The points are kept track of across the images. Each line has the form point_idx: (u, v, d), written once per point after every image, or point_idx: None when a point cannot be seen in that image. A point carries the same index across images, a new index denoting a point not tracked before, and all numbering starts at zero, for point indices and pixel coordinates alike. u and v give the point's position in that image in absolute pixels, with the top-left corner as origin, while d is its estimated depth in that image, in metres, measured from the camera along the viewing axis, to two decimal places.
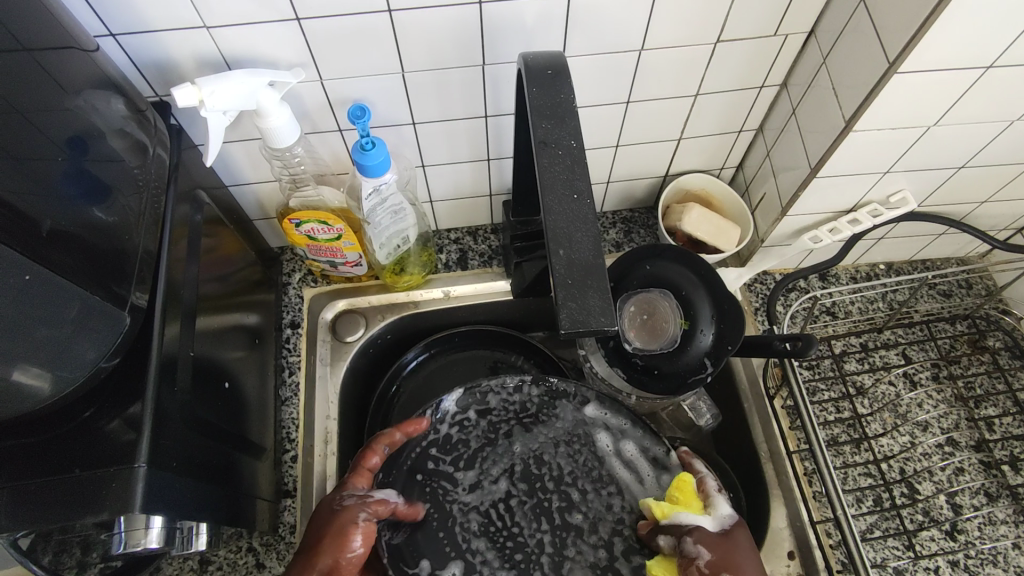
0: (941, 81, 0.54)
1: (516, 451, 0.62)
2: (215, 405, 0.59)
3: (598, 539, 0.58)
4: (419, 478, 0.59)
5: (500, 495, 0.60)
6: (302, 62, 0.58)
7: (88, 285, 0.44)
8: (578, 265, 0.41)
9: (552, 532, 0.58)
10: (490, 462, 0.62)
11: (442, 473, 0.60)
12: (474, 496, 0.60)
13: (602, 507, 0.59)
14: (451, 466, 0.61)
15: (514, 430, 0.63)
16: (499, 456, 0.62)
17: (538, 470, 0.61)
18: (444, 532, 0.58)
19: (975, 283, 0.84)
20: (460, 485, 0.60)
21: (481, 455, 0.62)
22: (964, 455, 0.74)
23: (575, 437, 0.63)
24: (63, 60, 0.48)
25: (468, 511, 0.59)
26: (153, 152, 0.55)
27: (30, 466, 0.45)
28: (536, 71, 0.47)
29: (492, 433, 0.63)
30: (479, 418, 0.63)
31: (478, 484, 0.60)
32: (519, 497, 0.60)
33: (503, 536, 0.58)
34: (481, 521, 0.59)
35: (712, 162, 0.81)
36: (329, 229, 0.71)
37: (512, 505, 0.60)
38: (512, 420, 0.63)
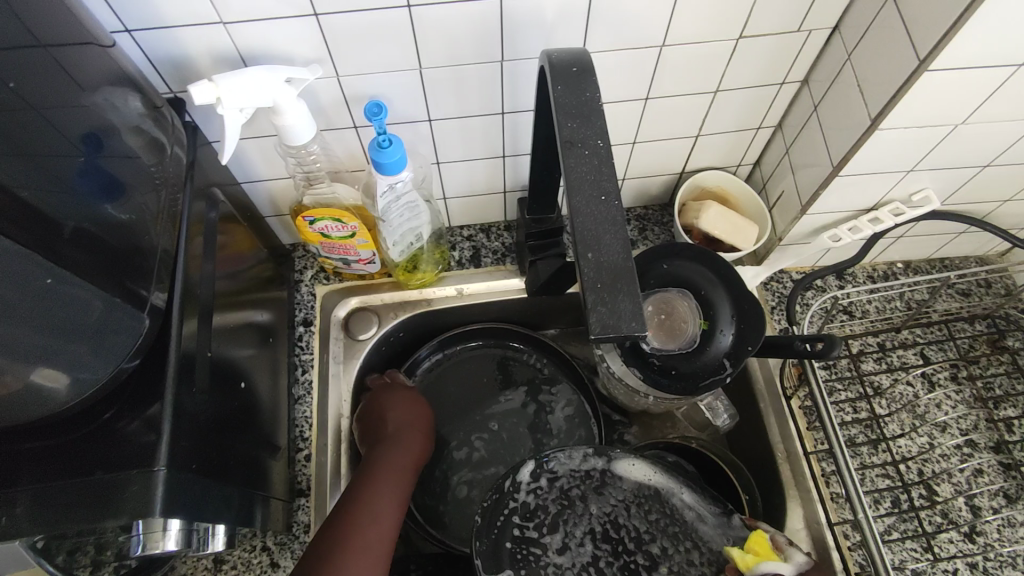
0: (972, 79, 0.53)
1: (597, 515, 0.59)
2: (231, 405, 0.59)
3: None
4: (509, 547, 0.57)
5: (588, 559, 0.57)
6: (319, 58, 0.58)
7: (108, 287, 0.43)
8: (608, 269, 0.40)
9: None
10: (572, 525, 0.59)
11: (527, 538, 0.58)
12: (565, 558, 0.57)
13: (685, 561, 0.56)
14: (536, 532, 0.58)
15: (586, 492, 0.60)
16: (579, 518, 0.59)
17: (618, 533, 0.58)
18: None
19: (994, 283, 0.83)
20: (550, 548, 0.57)
21: (560, 517, 0.59)
22: (983, 457, 0.74)
23: (652, 494, 0.60)
24: (81, 57, 0.47)
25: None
26: (169, 150, 0.55)
27: (49, 468, 0.44)
28: (561, 68, 0.46)
29: (565, 497, 0.60)
30: (556, 486, 0.60)
31: (566, 546, 0.58)
32: (607, 560, 0.57)
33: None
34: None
35: (729, 159, 0.80)
36: (344, 227, 0.70)
37: (600, 573, 0.57)
38: (589, 481, 0.60)
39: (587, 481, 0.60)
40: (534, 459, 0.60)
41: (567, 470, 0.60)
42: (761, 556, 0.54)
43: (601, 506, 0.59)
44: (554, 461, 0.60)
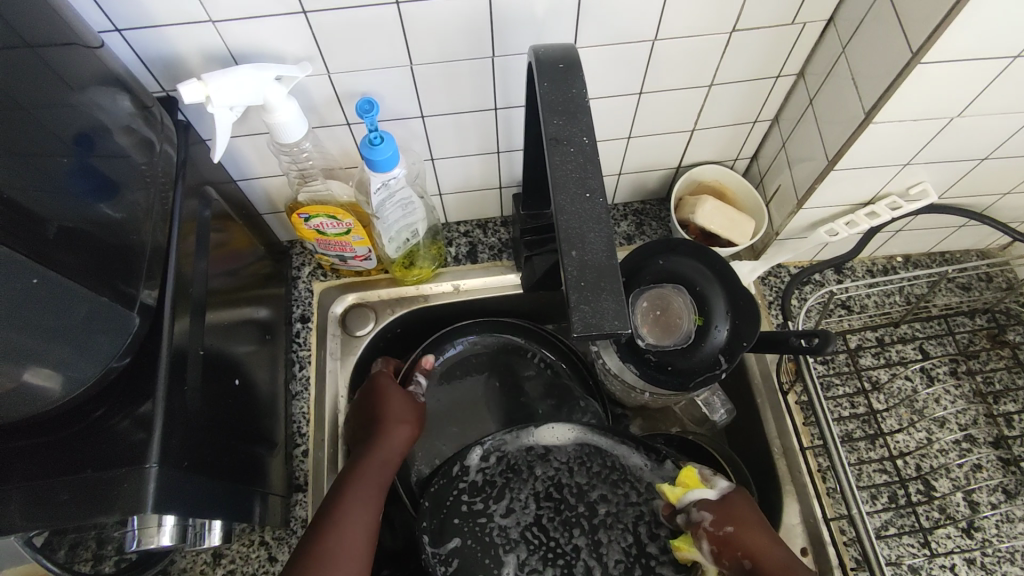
0: (966, 71, 0.52)
1: (539, 480, 0.63)
2: (226, 401, 0.59)
3: (622, 530, 0.61)
4: (457, 522, 0.62)
5: (532, 518, 0.62)
6: (310, 56, 0.58)
7: (97, 287, 0.44)
8: (591, 266, 0.40)
9: (586, 538, 0.61)
10: (516, 489, 0.63)
11: (474, 504, 0.62)
12: (510, 519, 0.62)
13: (623, 503, 0.62)
14: (481, 503, 0.62)
15: (529, 457, 0.64)
16: (523, 483, 0.63)
17: (561, 490, 0.63)
18: (490, 560, 0.61)
19: (996, 276, 0.82)
20: (495, 513, 0.62)
21: (506, 485, 0.63)
22: (982, 452, 0.73)
23: (591, 451, 0.64)
24: (69, 58, 0.48)
25: (503, 537, 0.61)
26: (160, 149, 0.55)
27: (42, 465, 0.45)
28: (547, 65, 0.46)
29: (509, 467, 0.63)
30: (498, 460, 0.63)
31: (511, 510, 0.62)
32: (550, 516, 0.62)
33: (546, 552, 0.61)
34: (513, 544, 0.61)
35: (726, 153, 0.80)
36: (339, 224, 0.70)
37: (545, 526, 0.62)
38: (530, 451, 0.64)
39: (529, 453, 0.64)
40: (474, 445, 0.63)
41: (507, 442, 0.64)
42: (690, 487, 0.58)
43: (543, 472, 0.63)
44: (493, 440, 0.63)
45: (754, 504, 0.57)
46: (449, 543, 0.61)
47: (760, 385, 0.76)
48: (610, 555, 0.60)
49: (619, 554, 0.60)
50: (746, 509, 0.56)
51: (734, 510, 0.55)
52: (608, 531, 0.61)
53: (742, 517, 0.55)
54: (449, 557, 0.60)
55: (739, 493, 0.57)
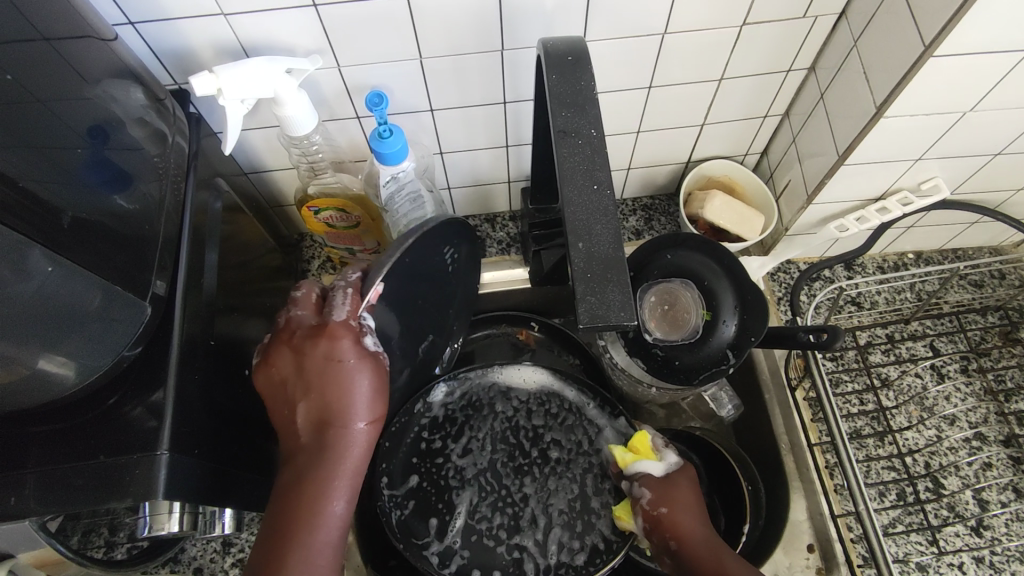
0: (979, 65, 0.52)
1: (497, 422, 0.70)
2: (236, 391, 0.60)
3: (570, 480, 0.67)
4: (417, 461, 0.68)
5: (488, 462, 0.68)
6: (320, 49, 0.58)
7: (110, 276, 0.44)
8: (598, 258, 0.40)
9: (535, 488, 0.67)
10: (477, 430, 0.70)
11: (436, 443, 0.69)
12: (468, 460, 0.68)
13: (575, 451, 0.68)
14: (442, 441, 0.69)
15: (492, 399, 0.71)
16: (483, 425, 0.70)
17: (517, 436, 0.70)
18: (444, 504, 0.66)
19: (1009, 274, 0.81)
20: (453, 453, 0.68)
21: (467, 426, 0.70)
22: (992, 450, 0.73)
23: (550, 398, 0.71)
24: (83, 50, 0.48)
25: (458, 477, 0.67)
26: (173, 141, 0.56)
27: (57, 452, 0.46)
28: (556, 57, 0.46)
29: (472, 409, 0.71)
30: (462, 396, 0.71)
31: (470, 451, 0.69)
32: (504, 461, 0.69)
33: (497, 498, 0.66)
34: (467, 486, 0.67)
35: (737, 147, 0.79)
36: (348, 217, 0.72)
37: (498, 471, 0.68)
38: (493, 392, 0.72)
39: (490, 395, 0.71)
40: (440, 382, 0.70)
41: (472, 383, 0.71)
42: (640, 456, 0.62)
43: (502, 412, 0.71)
44: (457, 378, 0.71)
45: (694, 485, 0.60)
46: (407, 483, 0.66)
47: (768, 381, 0.75)
48: (556, 502, 0.66)
49: (558, 505, 0.66)
50: (680, 487, 0.59)
51: (670, 486, 0.59)
52: (556, 474, 0.67)
53: (676, 495, 0.58)
54: (405, 498, 0.65)
55: (683, 474, 0.60)
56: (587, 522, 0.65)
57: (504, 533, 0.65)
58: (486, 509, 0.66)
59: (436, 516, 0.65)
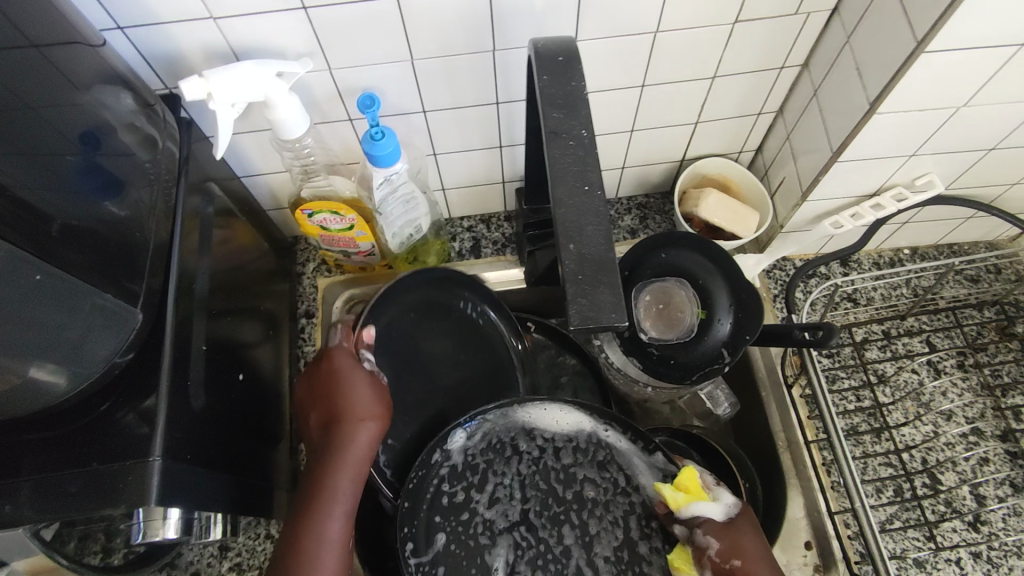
0: (972, 60, 0.51)
1: (524, 465, 0.60)
2: (230, 395, 0.60)
3: (613, 525, 0.59)
4: (438, 520, 0.59)
5: (518, 514, 0.59)
6: (311, 52, 0.58)
7: (100, 282, 0.44)
8: (589, 260, 0.40)
9: (576, 539, 0.59)
10: (501, 477, 0.60)
11: (457, 495, 0.60)
12: (495, 511, 0.59)
13: (618, 493, 0.60)
14: (463, 492, 0.60)
15: (516, 440, 0.61)
16: (507, 470, 0.60)
17: (548, 479, 0.61)
18: (476, 570, 0.57)
19: (1004, 268, 0.81)
20: (478, 506, 0.59)
21: (490, 472, 0.60)
22: (989, 446, 0.73)
23: (585, 437, 0.61)
24: (72, 55, 0.48)
25: (486, 532, 0.59)
26: (162, 145, 0.55)
27: (48, 459, 0.46)
28: (546, 58, 0.46)
29: (495, 453, 0.61)
30: (482, 438, 0.61)
31: (496, 501, 0.60)
32: (537, 511, 0.60)
33: (536, 555, 0.58)
34: (499, 544, 0.58)
35: (731, 145, 0.79)
36: (341, 219, 0.71)
37: (532, 524, 0.59)
38: (517, 430, 0.61)
39: (513, 434, 0.61)
40: (456, 426, 0.60)
41: (491, 422, 0.61)
42: (693, 496, 0.55)
43: (528, 453, 0.61)
44: (476, 418, 0.61)
45: (757, 527, 0.54)
46: (433, 546, 0.58)
47: (765, 378, 0.75)
48: (603, 555, 0.58)
49: (608, 559, 0.58)
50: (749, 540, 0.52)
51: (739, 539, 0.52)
52: (597, 522, 0.59)
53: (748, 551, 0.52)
54: (432, 565, 0.57)
55: (747, 519, 0.54)
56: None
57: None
58: (526, 570, 0.57)
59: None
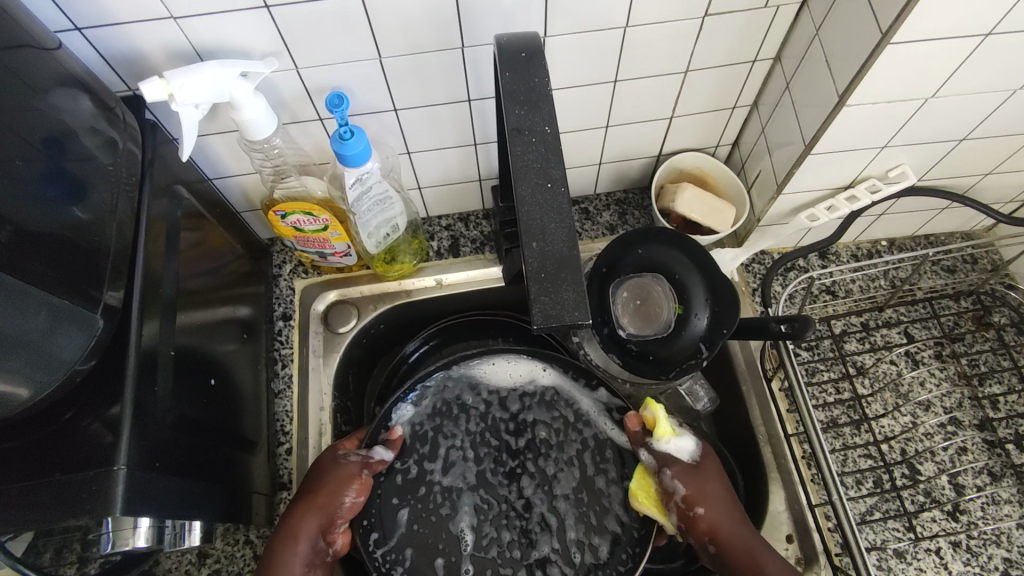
0: (938, 51, 0.52)
1: (471, 423, 0.69)
2: (203, 401, 0.59)
3: (568, 463, 0.67)
4: (396, 502, 0.64)
5: (473, 476, 0.66)
6: (277, 51, 0.57)
7: (57, 289, 0.43)
8: (552, 258, 0.40)
9: (534, 488, 0.66)
10: (451, 444, 0.67)
11: (412, 469, 0.66)
12: (451, 478, 0.66)
13: (567, 437, 0.68)
14: (417, 465, 0.66)
15: (461, 399, 0.69)
16: (454, 435, 0.68)
17: (499, 436, 0.69)
18: (445, 542, 0.63)
19: (980, 258, 0.82)
20: (434, 476, 0.66)
21: (438, 438, 0.67)
22: (967, 435, 0.73)
23: (530, 394, 0.70)
24: (26, 58, 0.47)
25: (445, 499, 0.65)
26: (124, 147, 0.54)
27: (10, 470, 0.45)
28: (509, 54, 0.45)
29: (442, 417, 0.68)
30: (427, 405, 0.69)
31: (449, 466, 0.66)
32: (492, 470, 0.67)
33: (500, 513, 0.65)
34: (460, 511, 0.65)
35: (707, 140, 0.79)
36: (315, 220, 0.70)
37: (489, 482, 0.67)
38: (462, 389, 0.70)
39: (459, 396, 0.70)
40: (400, 401, 0.68)
41: (433, 390, 0.69)
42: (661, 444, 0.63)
43: (474, 410, 0.69)
44: (417, 391, 0.69)
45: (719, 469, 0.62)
46: (397, 527, 0.63)
47: (745, 373, 0.75)
48: (560, 494, 0.66)
49: (563, 501, 0.66)
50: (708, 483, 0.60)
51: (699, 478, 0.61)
52: (552, 467, 0.67)
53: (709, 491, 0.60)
54: (399, 547, 0.62)
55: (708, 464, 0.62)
56: (597, 509, 0.65)
57: (517, 548, 0.64)
58: (490, 522, 0.65)
59: (441, 555, 0.63)
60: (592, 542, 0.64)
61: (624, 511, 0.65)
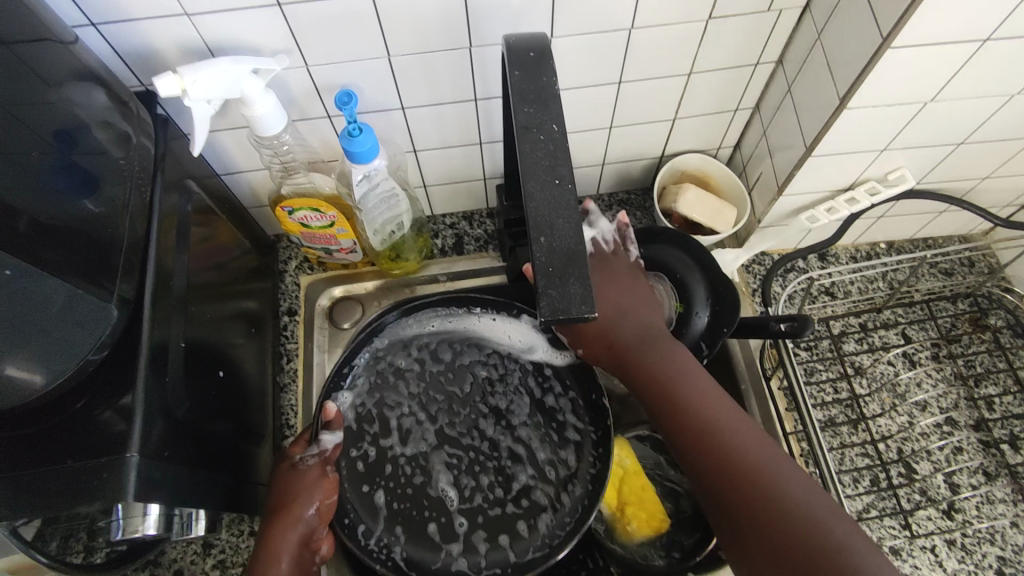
0: (937, 56, 0.53)
1: (413, 386, 0.69)
2: (210, 392, 0.60)
3: (515, 390, 0.70)
4: (368, 488, 0.65)
5: (430, 436, 0.67)
6: (288, 49, 0.58)
7: (73, 279, 0.44)
8: (560, 253, 0.41)
9: (495, 426, 0.68)
10: (398, 417, 0.68)
11: (370, 451, 0.66)
12: (410, 446, 0.67)
13: (509, 371, 0.70)
14: (372, 443, 0.66)
15: (398, 370, 0.69)
16: (398, 406, 0.68)
17: (439, 393, 0.69)
18: (430, 502, 0.65)
19: (977, 261, 0.83)
20: (395, 450, 0.66)
21: (384, 411, 0.68)
22: (963, 435, 0.74)
23: (451, 350, 0.71)
24: (44, 52, 0.48)
25: (414, 465, 0.66)
26: (138, 141, 0.55)
27: (23, 456, 0.45)
28: (518, 55, 0.46)
29: (381, 390, 0.68)
30: (363, 383, 0.68)
31: (406, 435, 0.67)
32: (449, 424, 0.68)
33: (470, 460, 0.67)
34: (433, 475, 0.66)
35: (709, 141, 0.80)
36: (322, 217, 0.71)
37: (445, 435, 0.68)
38: (392, 355, 0.70)
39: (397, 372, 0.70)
40: (336, 390, 0.67)
41: (364, 368, 0.69)
42: None
43: (410, 370, 0.70)
44: (349, 371, 0.68)
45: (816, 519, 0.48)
46: (377, 510, 0.64)
47: (744, 372, 0.76)
48: (519, 422, 0.69)
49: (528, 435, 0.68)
50: (659, 321, 0.59)
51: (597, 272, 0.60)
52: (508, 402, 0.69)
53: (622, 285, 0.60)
54: (389, 529, 0.63)
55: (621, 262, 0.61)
56: (557, 425, 0.68)
57: (498, 493, 0.66)
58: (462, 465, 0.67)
59: (432, 522, 0.64)
60: (563, 470, 0.66)
61: (580, 416, 0.68)
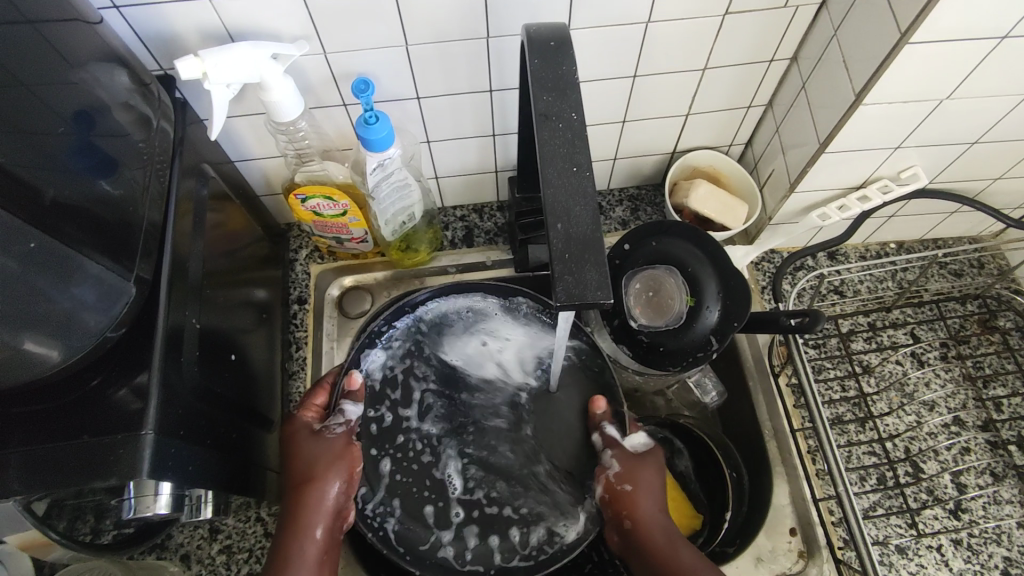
0: (954, 52, 0.53)
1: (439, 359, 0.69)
2: (222, 376, 0.61)
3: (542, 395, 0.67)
4: (374, 454, 0.63)
5: (444, 412, 0.67)
6: (306, 35, 0.58)
7: (92, 255, 0.44)
8: (576, 239, 0.41)
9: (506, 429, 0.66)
10: (422, 390, 0.67)
11: (387, 417, 0.65)
12: (428, 423, 0.66)
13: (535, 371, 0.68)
14: (395, 410, 0.65)
15: (431, 340, 0.69)
16: (424, 376, 0.68)
17: (465, 373, 0.69)
18: (431, 486, 0.63)
19: (987, 263, 0.83)
20: (413, 420, 0.65)
21: (413, 381, 0.67)
22: (970, 435, 0.74)
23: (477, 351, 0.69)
24: (69, 32, 0.48)
25: (425, 444, 0.65)
26: (158, 125, 0.56)
27: (40, 432, 0.46)
28: (539, 43, 0.47)
29: (416, 353, 0.68)
30: (399, 347, 0.68)
31: (426, 413, 0.66)
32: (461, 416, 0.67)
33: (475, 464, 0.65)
34: (441, 456, 0.65)
35: (721, 138, 0.80)
36: (335, 205, 0.71)
37: (455, 425, 0.66)
38: (427, 324, 0.69)
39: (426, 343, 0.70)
40: (371, 349, 0.66)
41: (403, 333, 0.68)
42: None
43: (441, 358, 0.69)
44: (388, 336, 0.67)
45: None
46: (381, 485, 0.62)
47: (752, 368, 0.76)
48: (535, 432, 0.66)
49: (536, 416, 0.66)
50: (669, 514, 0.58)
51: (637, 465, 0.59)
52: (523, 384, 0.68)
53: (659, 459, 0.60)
54: (387, 500, 0.62)
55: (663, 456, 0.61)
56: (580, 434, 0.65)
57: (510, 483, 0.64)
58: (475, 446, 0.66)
59: (429, 503, 0.63)
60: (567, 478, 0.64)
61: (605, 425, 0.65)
